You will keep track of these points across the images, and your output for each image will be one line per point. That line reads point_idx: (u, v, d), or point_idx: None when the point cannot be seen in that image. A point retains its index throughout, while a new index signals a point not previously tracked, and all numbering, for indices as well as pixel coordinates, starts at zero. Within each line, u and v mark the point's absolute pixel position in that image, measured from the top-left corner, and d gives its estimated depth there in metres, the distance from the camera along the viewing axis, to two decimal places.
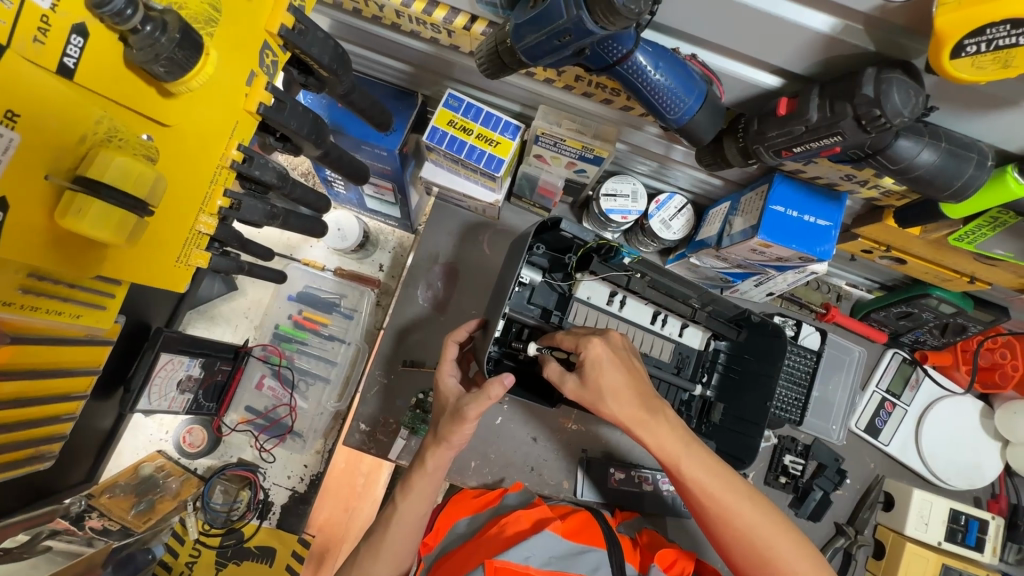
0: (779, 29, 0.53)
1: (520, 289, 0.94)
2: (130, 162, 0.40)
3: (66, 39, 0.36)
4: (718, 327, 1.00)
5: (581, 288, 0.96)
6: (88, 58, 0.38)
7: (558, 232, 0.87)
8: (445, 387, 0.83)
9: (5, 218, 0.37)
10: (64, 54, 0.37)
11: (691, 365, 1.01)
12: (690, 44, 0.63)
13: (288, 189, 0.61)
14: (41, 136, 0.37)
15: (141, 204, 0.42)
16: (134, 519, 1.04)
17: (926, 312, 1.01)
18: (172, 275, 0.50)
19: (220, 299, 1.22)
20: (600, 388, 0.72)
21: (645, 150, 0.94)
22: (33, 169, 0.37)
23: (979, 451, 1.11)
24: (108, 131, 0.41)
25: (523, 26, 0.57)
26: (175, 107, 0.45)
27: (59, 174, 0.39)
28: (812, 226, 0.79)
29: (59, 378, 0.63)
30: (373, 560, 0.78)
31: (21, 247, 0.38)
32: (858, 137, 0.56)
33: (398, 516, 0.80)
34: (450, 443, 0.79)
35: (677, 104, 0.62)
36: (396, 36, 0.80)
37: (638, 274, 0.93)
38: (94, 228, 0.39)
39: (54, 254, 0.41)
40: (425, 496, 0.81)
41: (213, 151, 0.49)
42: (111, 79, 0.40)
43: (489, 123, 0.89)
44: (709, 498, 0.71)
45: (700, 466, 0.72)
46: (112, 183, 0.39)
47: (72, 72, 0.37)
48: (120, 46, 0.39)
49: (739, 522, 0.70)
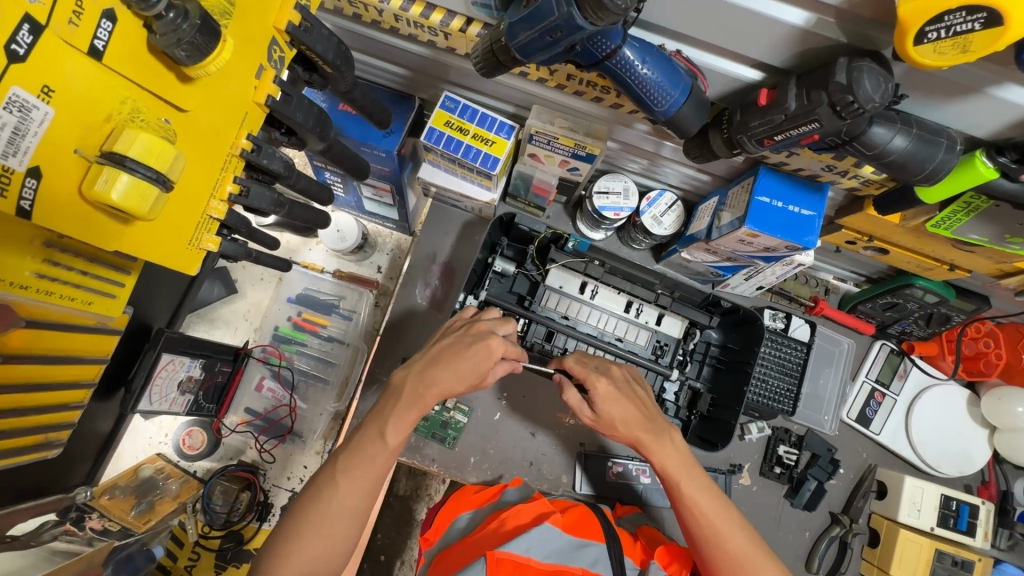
0: (758, 24, 0.57)
1: (498, 278, 1.08)
2: (153, 138, 0.42)
3: (97, 23, 0.39)
4: (690, 313, 1.08)
5: (551, 277, 1.07)
6: (115, 41, 0.40)
7: (516, 225, 1.05)
8: (493, 354, 0.78)
9: (38, 187, 0.39)
10: (94, 37, 0.39)
11: (670, 353, 1.09)
12: (674, 41, 0.67)
13: (294, 179, 0.63)
14: (72, 112, 0.39)
15: (162, 179, 0.44)
16: (134, 520, 1.05)
17: (911, 302, 1.05)
18: (184, 257, 0.51)
19: (220, 303, 1.24)
20: (612, 418, 0.85)
21: (635, 147, 0.98)
22: (63, 143, 0.39)
23: (966, 438, 1.14)
24: (132, 113, 0.43)
25: (516, 24, 0.61)
26: (191, 92, 0.47)
27: (87, 149, 0.41)
28: (797, 215, 0.82)
29: (69, 365, 0.64)
30: (350, 493, 0.72)
31: (53, 217, 0.40)
32: (835, 123, 0.58)
33: (389, 449, 0.75)
34: (471, 381, 0.77)
35: (663, 97, 0.65)
36: (395, 40, 0.84)
37: (597, 261, 1.07)
38: (120, 200, 0.41)
39: (80, 228, 0.42)
40: (408, 423, 0.76)
41: (222, 138, 0.51)
42: (137, 63, 0.42)
43: (485, 123, 0.93)
44: (706, 521, 0.82)
45: (696, 486, 0.84)
46: (136, 157, 0.41)
47: (101, 54, 0.40)
48: (144, 32, 0.42)
49: (728, 546, 0.80)
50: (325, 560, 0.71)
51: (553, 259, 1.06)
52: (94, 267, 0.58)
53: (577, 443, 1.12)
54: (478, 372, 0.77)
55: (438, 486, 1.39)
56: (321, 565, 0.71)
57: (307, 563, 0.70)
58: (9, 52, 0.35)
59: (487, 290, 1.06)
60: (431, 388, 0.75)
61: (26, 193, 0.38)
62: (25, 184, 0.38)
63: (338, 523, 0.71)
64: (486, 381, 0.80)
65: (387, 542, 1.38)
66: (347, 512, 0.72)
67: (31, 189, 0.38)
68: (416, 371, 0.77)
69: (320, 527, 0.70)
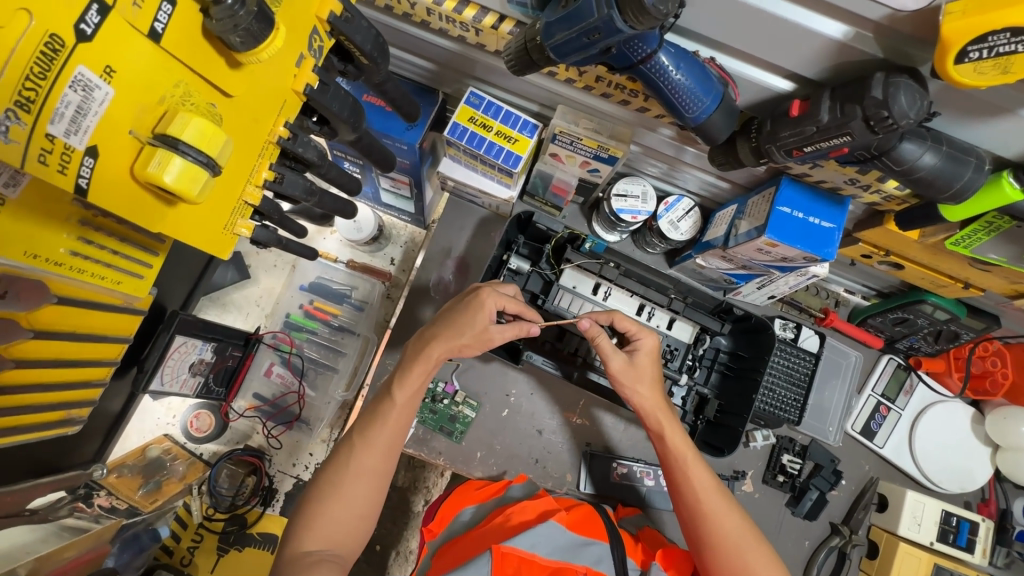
0: (795, 35, 0.57)
1: (512, 276, 1.07)
2: (207, 123, 0.42)
3: (158, 6, 0.39)
4: (700, 318, 1.09)
5: (565, 277, 1.08)
6: (174, 24, 0.41)
7: (534, 224, 1.05)
8: (486, 306, 0.84)
9: (95, 167, 0.39)
10: (155, 19, 0.39)
11: (680, 358, 1.08)
12: (709, 48, 0.67)
13: (326, 170, 0.63)
14: (130, 94, 0.40)
15: (212, 163, 0.44)
16: (142, 499, 1.06)
17: (921, 317, 1.05)
18: (219, 241, 0.52)
19: (232, 287, 1.25)
20: (644, 372, 0.89)
21: (656, 151, 0.98)
22: (119, 124, 0.40)
23: (970, 455, 1.14)
24: (183, 96, 0.43)
25: (553, 24, 0.61)
26: (239, 78, 0.47)
27: (141, 131, 0.41)
28: (817, 227, 0.82)
29: (93, 343, 0.64)
30: (366, 453, 0.78)
31: (107, 196, 0.41)
32: (866, 138, 0.59)
33: (398, 408, 0.81)
34: (467, 333, 0.83)
35: (695, 103, 0.66)
36: (424, 33, 0.84)
37: (612, 262, 1.08)
38: (172, 182, 0.41)
39: (130, 208, 0.43)
40: (413, 382, 0.83)
41: (263, 125, 0.52)
42: (192, 46, 0.42)
43: (508, 121, 0.94)
44: (705, 496, 0.84)
45: (699, 465, 0.87)
46: (189, 141, 0.41)
47: (160, 36, 0.40)
48: (201, 16, 0.42)
49: (724, 523, 0.82)
50: (350, 525, 0.75)
51: (569, 259, 1.07)
52: (125, 247, 0.58)
53: (582, 443, 1.13)
54: (475, 328, 0.83)
55: (436, 479, 1.39)
56: (345, 529, 0.75)
57: (332, 525, 0.74)
58: (76, 32, 0.35)
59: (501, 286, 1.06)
60: (433, 345, 0.83)
61: (84, 172, 0.39)
62: (84, 163, 0.39)
63: (357, 482, 0.77)
64: (490, 337, 0.84)
65: (383, 532, 1.39)
66: (364, 472, 0.77)
67: (89, 168, 0.39)
68: (420, 333, 0.86)
69: (339, 488, 0.76)
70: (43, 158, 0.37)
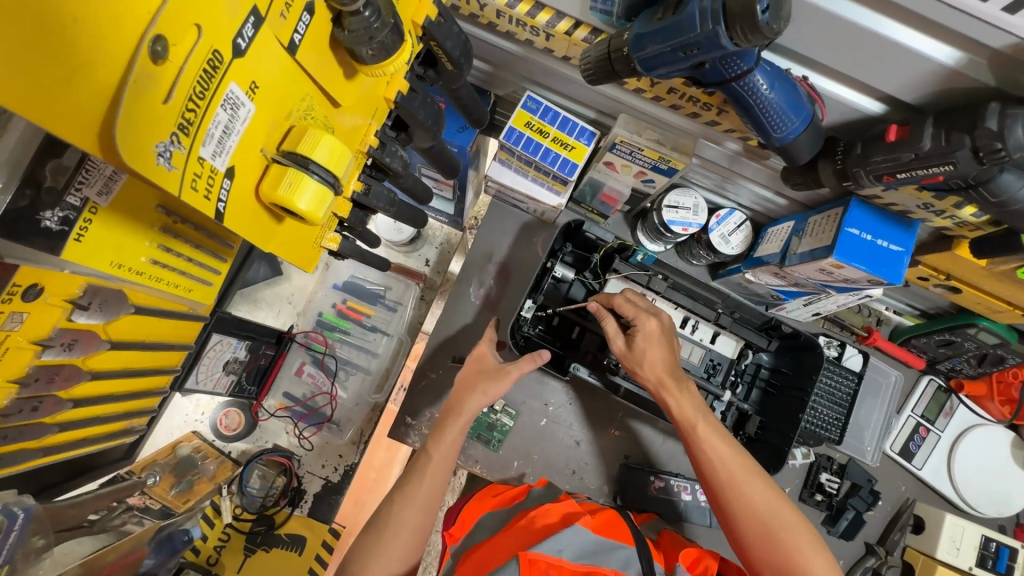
0: (903, 60, 0.55)
1: (555, 283, 1.06)
2: (335, 143, 0.43)
3: (299, 17, 0.39)
4: (748, 334, 1.07)
5: (610, 286, 1.04)
6: (309, 35, 0.41)
7: (583, 233, 1.04)
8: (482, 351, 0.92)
9: (231, 188, 0.39)
10: (295, 30, 0.39)
11: (722, 372, 1.07)
12: (801, 66, 0.65)
13: (404, 179, 0.61)
14: (265, 109, 0.40)
15: (336, 183, 0.45)
16: (174, 498, 1.05)
17: (968, 341, 1.04)
18: (307, 255, 0.52)
19: (263, 284, 1.20)
20: (644, 356, 0.85)
21: (714, 164, 0.96)
22: (254, 142, 0.40)
23: (1008, 480, 1.15)
24: (306, 111, 0.44)
25: (646, 36, 0.59)
26: (351, 90, 0.48)
27: (269, 148, 0.41)
28: (885, 250, 0.81)
29: (160, 352, 0.70)
30: (406, 506, 0.77)
31: (237, 216, 0.41)
32: (969, 167, 0.57)
33: (432, 464, 0.80)
34: (485, 385, 0.86)
35: (784, 123, 0.64)
36: (489, 35, 0.82)
37: (660, 275, 1.05)
38: (302, 203, 0.42)
39: (250, 225, 0.42)
40: (451, 441, 0.82)
41: (360, 137, 0.51)
42: (319, 58, 0.42)
43: (566, 127, 0.91)
44: (723, 469, 0.78)
45: (716, 434, 0.81)
46: (321, 162, 0.42)
47: (297, 48, 0.40)
48: (331, 26, 0.42)
49: (747, 493, 0.76)
50: None
51: (616, 270, 1.04)
52: (198, 255, 0.64)
53: (618, 455, 1.12)
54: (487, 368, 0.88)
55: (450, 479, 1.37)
56: None
57: None
58: (233, 47, 0.35)
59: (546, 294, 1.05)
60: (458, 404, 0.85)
61: (223, 194, 0.38)
62: (223, 184, 0.38)
63: (398, 536, 0.75)
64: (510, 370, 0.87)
65: None
66: (403, 524, 0.76)
67: (226, 190, 0.39)
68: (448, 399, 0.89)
69: (379, 545, 0.74)
70: (194, 185, 0.35)
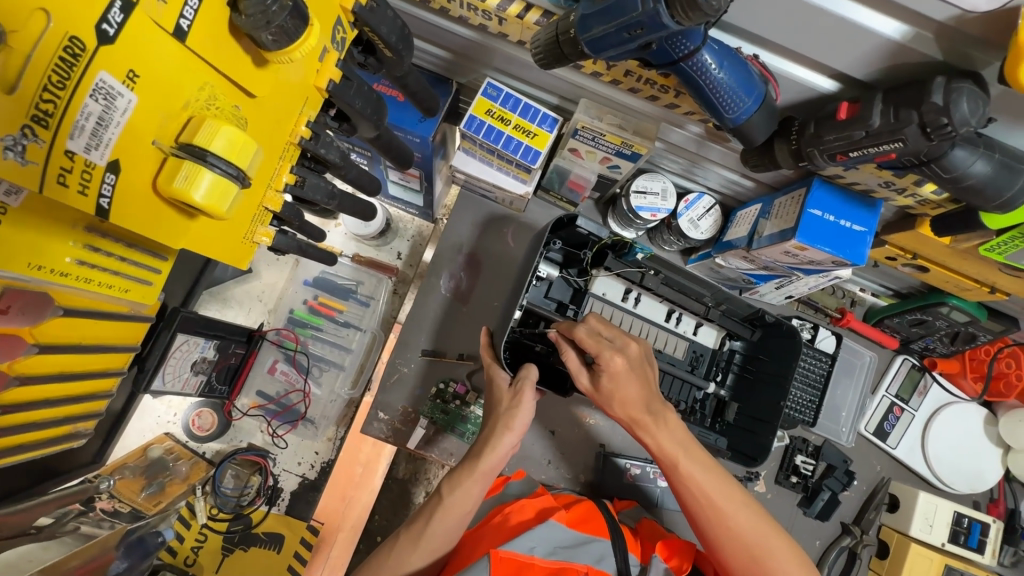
0: (848, 36, 0.54)
1: (538, 284, 1.00)
2: (235, 133, 0.42)
3: (184, 2, 0.38)
4: (732, 326, 1.07)
5: (596, 283, 1.04)
6: (199, 21, 0.40)
7: (574, 228, 0.97)
8: (495, 379, 0.90)
9: (117, 181, 0.40)
10: (181, 16, 0.38)
11: (705, 364, 1.08)
12: (751, 44, 0.63)
13: (345, 168, 0.61)
14: (154, 99, 0.39)
15: (241, 175, 0.44)
16: (144, 501, 1.03)
17: (940, 320, 1.04)
18: (238, 251, 0.52)
19: (234, 281, 1.19)
20: (613, 395, 0.79)
21: (679, 148, 0.95)
22: (142, 134, 0.40)
23: (981, 457, 1.15)
24: (208, 99, 0.43)
25: (591, 16, 0.57)
26: (264, 79, 0.47)
27: (164, 140, 0.41)
28: (848, 231, 0.80)
29: (100, 353, 0.70)
30: (410, 549, 0.77)
31: (127, 211, 0.41)
32: (919, 144, 0.56)
33: (442, 508, 0.78)
34: (516, 426, 0.84)
35: (735, 103, 0.63)
36: (443, 21, 0.80)
37: (653, 270, 1.00)
38: (199, 196, 0.41)
39: (150, 220, 0.43)
40: (473, 490, 0.80)
41: (284, 127, 0.51)
42: (216, 46, 0.42)
43: (528, 114, 0.89)
44: (708, 502, 0.74)
45: (698, 466, 0.76)
46: (218, 152, 0.41)
47: (186, 34, 0.39)
48: (227, 11, 0.42)
49: (734, 524, 0.73)
50: None
51: (608, 267, 1.01)
52: (132, 255, 0.61)
53: (593, 443, 1.12)
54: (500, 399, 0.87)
55: (435, 470, 1.30)
56: None
57: None
58: (98, 33, 0.35)
59: (529, 296, 0.99)
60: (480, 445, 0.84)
61: (105, 189, 0.39)
62: (105, 178, 0.39)
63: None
64: (519, 398, 0.85)
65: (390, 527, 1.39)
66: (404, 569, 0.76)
67: (111, 183, 0.39)
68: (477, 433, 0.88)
69: None
70: (63, 179, 0.37)
